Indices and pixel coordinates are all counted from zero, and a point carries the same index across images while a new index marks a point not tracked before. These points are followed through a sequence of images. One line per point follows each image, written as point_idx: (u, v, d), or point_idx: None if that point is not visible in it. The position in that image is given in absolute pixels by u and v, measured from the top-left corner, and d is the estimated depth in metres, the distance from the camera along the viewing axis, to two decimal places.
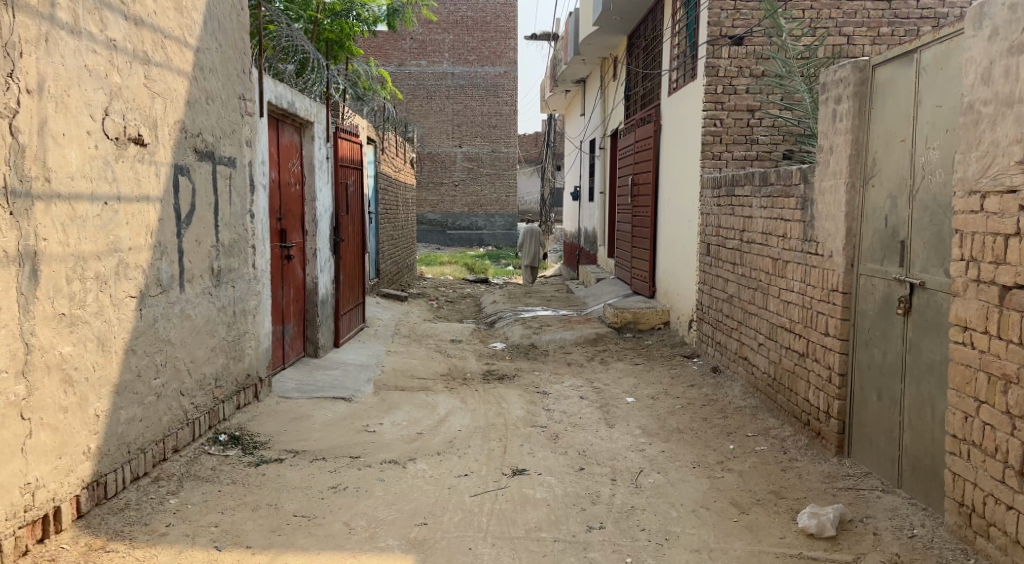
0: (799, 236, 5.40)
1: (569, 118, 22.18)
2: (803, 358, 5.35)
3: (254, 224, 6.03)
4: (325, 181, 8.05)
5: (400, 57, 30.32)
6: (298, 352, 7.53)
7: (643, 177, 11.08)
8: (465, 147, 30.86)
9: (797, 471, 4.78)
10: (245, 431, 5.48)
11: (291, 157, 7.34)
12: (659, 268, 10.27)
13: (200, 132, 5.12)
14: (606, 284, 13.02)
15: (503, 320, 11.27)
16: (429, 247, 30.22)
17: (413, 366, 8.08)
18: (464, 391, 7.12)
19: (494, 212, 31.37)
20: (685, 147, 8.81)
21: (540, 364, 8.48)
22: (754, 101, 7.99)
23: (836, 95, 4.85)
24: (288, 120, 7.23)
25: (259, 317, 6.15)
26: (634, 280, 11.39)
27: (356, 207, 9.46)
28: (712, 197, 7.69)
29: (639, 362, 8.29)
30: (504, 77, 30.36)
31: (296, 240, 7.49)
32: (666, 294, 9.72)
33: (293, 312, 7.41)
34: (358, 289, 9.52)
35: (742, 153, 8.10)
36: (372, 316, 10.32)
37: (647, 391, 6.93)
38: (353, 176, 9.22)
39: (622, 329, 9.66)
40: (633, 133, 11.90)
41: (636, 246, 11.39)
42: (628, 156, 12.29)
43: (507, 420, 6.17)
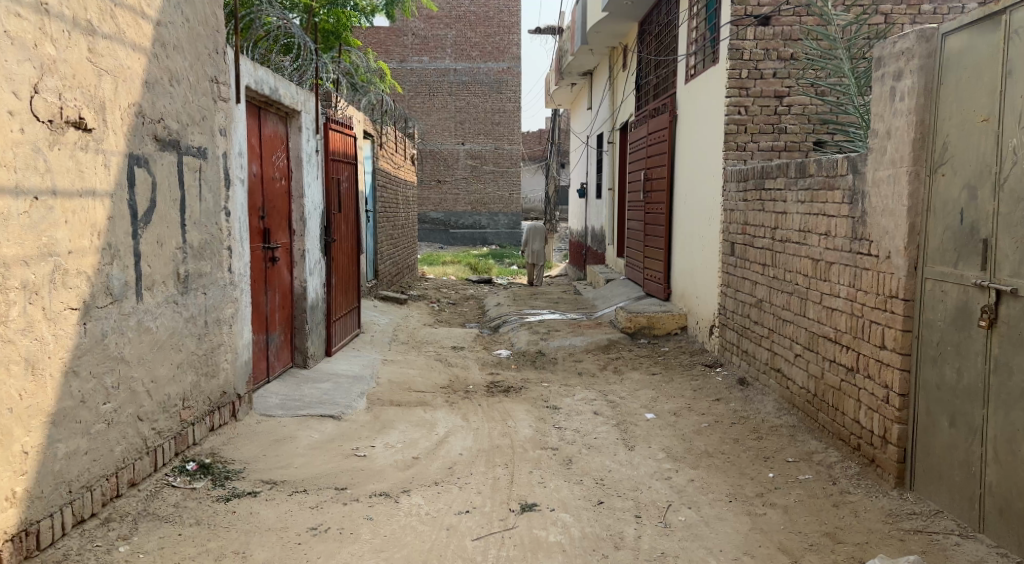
0: (847, 233, 4.76)
1: (575, 113, 21.52)
2: (852, 374, 4.71)
3: (232, 224, 5.40)
4: (316, 177, 7.43)
5: (401, 53, 29.72)
6: (284, 363, 6.90)
7: (656, 172, 10.45)
8: (468, 145, 30.20)
9: (852, 508, 4.13)
10: (218, 457, 4.83)
11: (276, 149, 6.71)
12: (674, 268, 9.64)
13: (161, 118, 4.48)
14: (616, 285, 12.35)
15: (507, 324, 10.61)
16: (431, 247, 29.53)
17: (411, 377, 7.42)
18: (467, 406, 6.46)
19: (498, 211, 30.68)
20: (706, 138, 8.20)
21: (548, 374, 7.82)
22: (782, 87, 7.46)
23: (894, 71, 4.21)
24: (273, 109, 6.61)
25: (237, 327, 5.51)
26: (647, 282, 10.75)
27: (350, 205, 8.83)
28: (737, 191, 7.09)
29: (656, 372, 7.62)
30: (508, 73, 29.70)
31: (282, 241, 6.86)
32: (684, 298, 9.07)
33: (279, 320, 6.78)
34: (352, 293, 8.88)
35: (769, 143, 7.55)
36: (369, 321, 9.67)
37: (668, 406, 6.27)
38: (346, 171, 8.59)
39: (636, 335, 8.98)
40: (645, 126, 11.29)
41: (649, 246, 10.75)
42: (639, 150, 11.66)
43: (514, 441, 5.52)
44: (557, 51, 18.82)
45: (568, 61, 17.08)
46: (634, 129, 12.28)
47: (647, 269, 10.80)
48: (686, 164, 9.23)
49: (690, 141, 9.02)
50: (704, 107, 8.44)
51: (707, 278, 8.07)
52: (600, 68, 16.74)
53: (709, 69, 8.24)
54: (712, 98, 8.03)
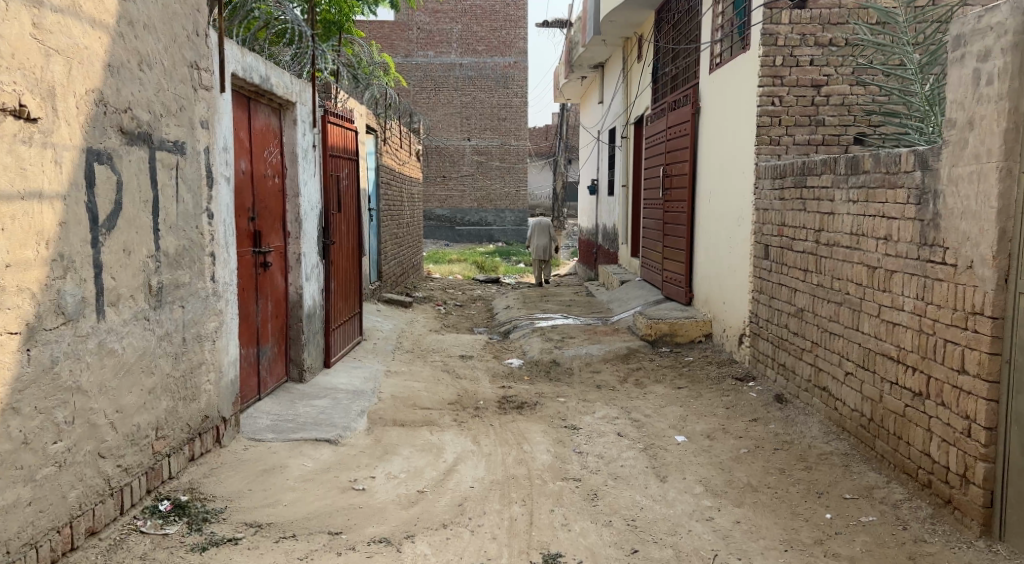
0: (915, 238, 4.16)
1: (585, 108, 20.89)
2: (919, 400, 4.12)
3: (215, 227, 4.83)
4: (314, 174, 6.85)
5: (407, 48, 29.15)
6: (278, 378, 6.33)
7: (677, 169, 9.86)
8: (474, 141, 29.61)
9: (930, 562, 3.54)
10: (197, 494, 4.26)
11: (268, 144, 6.13)
12: (697, 270, 9.07)
13: (129, 107, 3.91)
14: (632, 287, 11.75)
15: (518, 330, 10.05)
16: (437, 244, 28.97)
17: (416, 391, 6.84)
18: (477, 426, 5.88)
19: (504, 208, 30.09)
20: (736, 132, 7.61)
21: (565, 388, 7.24)
22: (820, 75, 6.94)
23: (979, 49, 3.62)
24: (264, 99, 6.03)
25: (221, 343, 4.94)
26: (666, 285, 10.17)
27: (351, 204, 8.25)
28: (773, 189, 6.52)
29: (682, 386, 7.04)
30: (515, 68, 29.09)
31: (276, 244, 6.28)
32: (710, 303, 8.49)
33: (272, 331, 6.21)
34: (354, 299, 8.30)
35: (806, 137, 7.02)
36: (372, 328, 9.10)
37: (700, 428, 5.70)
38: (347, 169, 8.01)
39: (657, 343, 8.43)
40: (663, 120, 10.70)
41: (669, 247, 10.17)
42: (657, 145, 11.09)
43: (530, 470, 4.95)
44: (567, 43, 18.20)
45: (579, 52, 16.49)
46: (651, 122, 11.70)
47: (666, 271, 10.22)
48: (712, 160, 8.63)
49: (718, 135, 8.42)
50: (731, 98, 7.88)
51: (738, 284, 7.49)
52: (612, 60, 16.14)
53: (738, 56, 7.64)
54: (743, 89, 7.43)
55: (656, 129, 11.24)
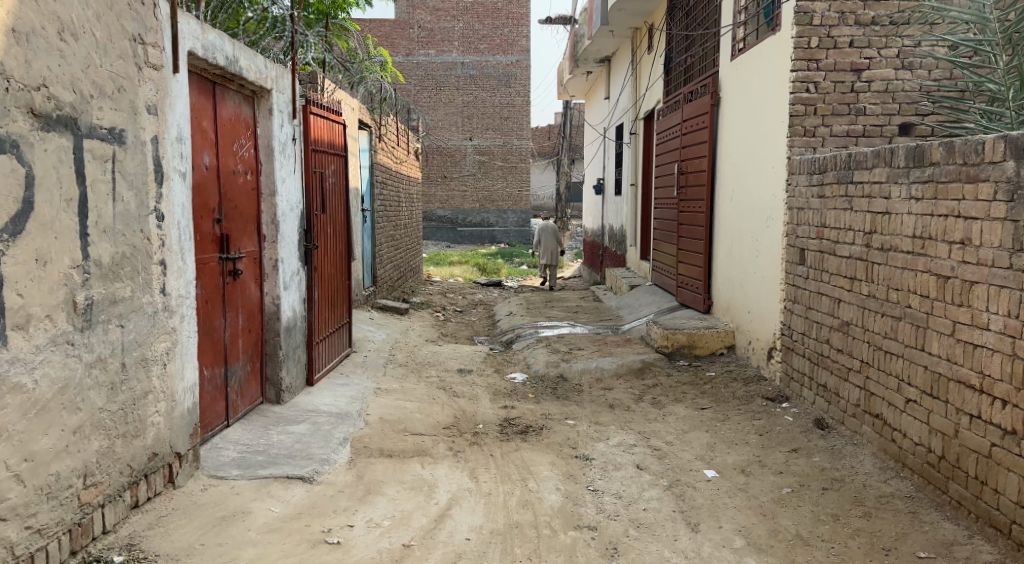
0: (1006, 242, 3.68)
1: (590, 106, 20.17)
2: (1010, 439, 3.63)
3: (166, 231, 4.09)
4: (294, 169, 6.13)
5: (408, 46, 28.40)
6: (252, 400, 5.60)
7: (694, 165, 9.14)
8: (476, 140, 28.88)
9: None
10: (135, 554, 3.56)
11: (239, 136, 5.40)
12: (717, 275, 8.38)
13: (43, 85, 3.20)
14: (643, 293, 11.01)
15: (521, 339, 9.32)
16: (438, 245, 28.23)
17: (406, 412, 6.09)
18: (475, 457, 5.13)
19: (506, 208, 29.37)
20: (767, 122, 6.88)
21: (574, 408, 6.50)
22: (861, 58, 6.36)
23: None
24: (236, 85, 5.32)
25: (175, 366, 4.19)
26: (680, 292, 9.44)
27: (339, 205, 7.53)
28: (814, 185, 5.86)
29: (705, 408, 6.30)
30: (517, 66, 28.36)
31: (249, 248, 5.56)
32: (733, 312, 7.75)
33: (244, 347, 5.47)
34: (342, 308, 7.57)
35: (844, 127, 6.43)
36: (363, 339, 8.36)
37: (731, 461, 4.98)
38: (334, 165, 7.29)
39: (674, 356, 7.75)
40: (678, 113, 10.02)
41: (684, 250, 9.46)
42: (671, 139, 10.39)
43: (537, 515, 4.22)
44: (572, 38, 17.51)
45: (585, 45, 15.79)
46: (665, 117, 11.05)
47: (680, 275, 9.51)
48: (735, 155, 7.90)
49: (742, 127, 7.69)
50: (758, 85, 7.20)
51: (769, 292, 6.76)
52: (620, 53, 15.48)
53: (769, 39, 6.91)
54: (776, 75, 6.70)
55: (669, 124, 10.56)
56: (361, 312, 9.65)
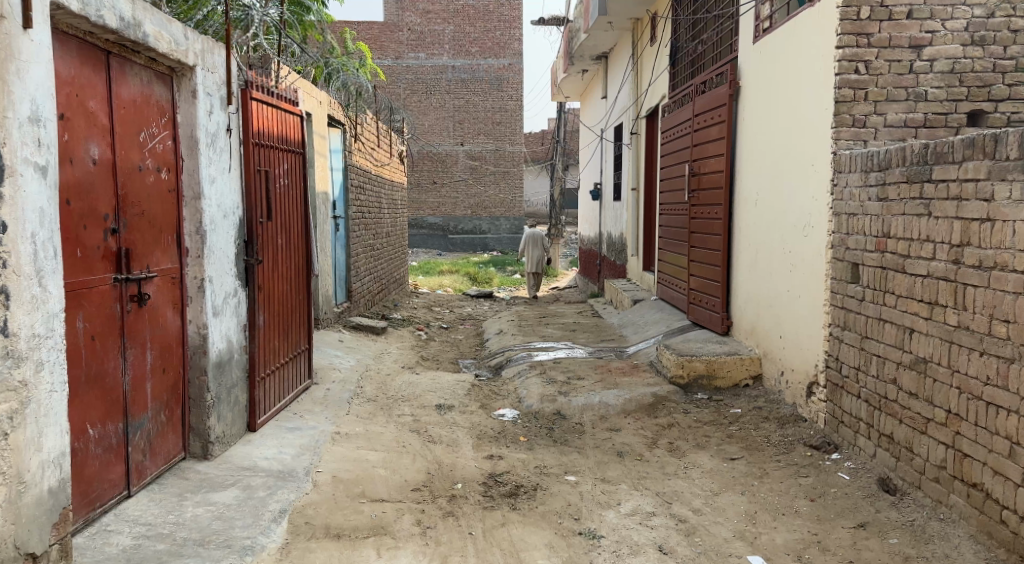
0: None
1: (586, 108, 19.11)
2: None
3: (8, 249, 2.95)
4: (230, 167, 4.99)
5: (397, 50, 27.31)
6: (167, 457, 4.42)
7: (707, 165, 8.04)
8: (467, 146, 27.75)
9: None
10: None
11: (148, 123, 4.25)
12: (739, 291, 7.26)
13: None
14: (649, 309, 9.83)
15: (512, 364, 8.17)
16: (429, 253, 26.98)
17: (368, 466, 4.93)
18: (448, 537, 3.97)
19: (499, 215, 28.20)
20: (804, 112, 5.77)
21: (575, 457, 5.33)
22: (921, 32, 5.25)
23: None
24: (142, 58, 4.17)
25: (24, 436, 3.02)
26: (692, 310, 8.31)
27: (296, 211, 6.38)
28: (874, 184, 4.76)
29: (737, 460, 5.15)
30: (510, 70, 27.35)
31: (165, 266, 4.40)
32: (761, 337, 6.63)
33: (154, 393, 4.28)
34: (300, 333, 6.42)
35: (901, 116, 5.32)
36: (327, 369, 7.17)
37: (783, 543, 3.86)
38: (288, 164, 6.15)
39: (691, 389, 6.63)
40: (688, 108, 8.90)
41: (695, 261, 8.33)
42: (680, 137, 9.32)
43: None
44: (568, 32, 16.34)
45: (581, 40, 14.70)
46: (672, 114, 9.97)
47: (692, 290, 8.38)
48: (759, 153, 6.79)
49: (769, 120, 6.58)
50: (790, 68, 6.10)
51: (811, 314, 5.64)
52: (619, 47, 14.38)
53: (804, 13, 5.80)
54: (816, 54, 5.60)
55: (678, 120, 9.45)
56: (328, 335, 8.47)
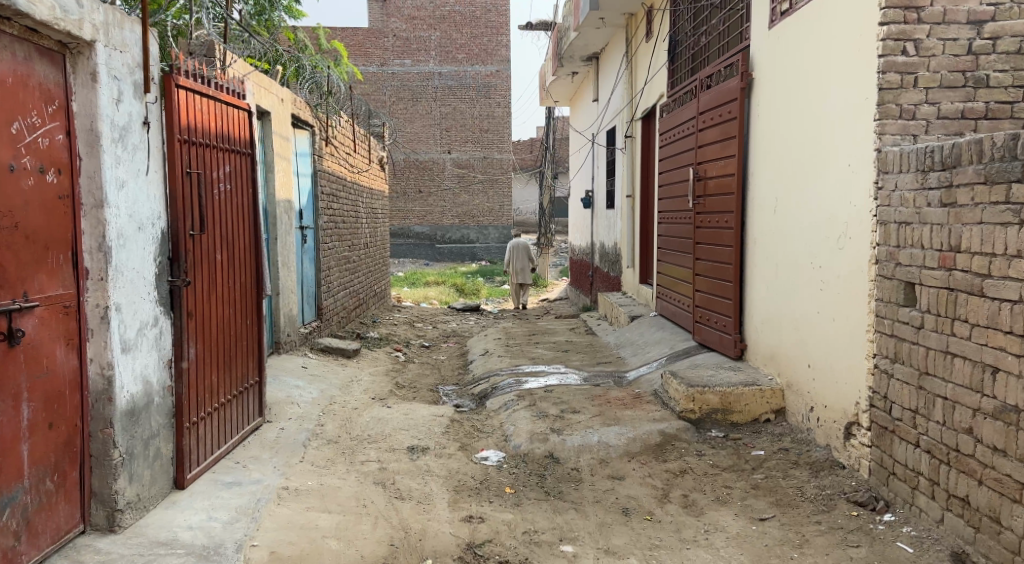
0: None
1: (576, 113, 18.28)
2: None
3: None
4: (146, 169, 4.10)
5: (382, 56, 26.47)
6: (54, 530, 3.56)
7: (713, 168, 7.16)
8: (455, 154, 26.86)
9: None
10: None
11: (26, 111, 3.40)
12: (755, 310, 6.39)
13: None
14: (648, 327, 8.91)
15: (498, 393, 7.25)
16: (416, 263, 25.96)
17: (318, 535, 4.04)
18: None
19: (487, 224, 27.23)
20: (835, 102, 4.92)
21: (572, 517, 4.44)
22: (981, 5, 4.40)
23: None
24: (15, 26, 3.35)
25: None
26: (698, 330, 7.42)
27: (241, 221, 5.47)
28: (935, 186, 3.91)
29: (767, 521, 4.28)
30: (497, 77, 26.52)
31: (50, 293, 3.52)
32: (785, 365, 5.73)
33: (32, 455, 3.44)
34: (246, 365, 5.50)
35: (958, 105, 4.46)
36: (283, 403, 6.23)
37: None
38: (230, 166, 5.25)
39: (704, 425, 5.74)
40: (690, 106, 8.04)
41: (702, 275, 7.44)
42: (681, 138, 8.46)
43: None
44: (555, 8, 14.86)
45: (570, 39, 13.88)
46: (672, 114, 9.13)
47: (697, 308, 7.48)
48: (777, 153, 5.94)
49: (788, 115, 5.73)
50: (816, 50, 5.22)
51: (850, 339, 4.75)
52: (611, 46, 13.55)
53: None
54: (850, 33, 4.74)
55: (679, 120, 8.59)
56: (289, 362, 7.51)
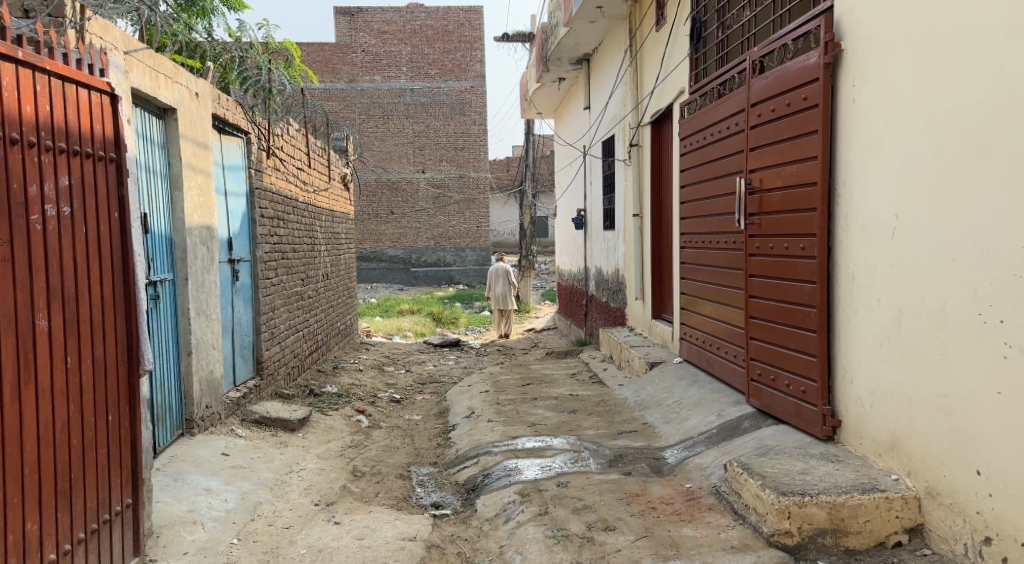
0: None
1: (563, 122, 16.49)
2: None
3: None
4: None
5: (350, 73, 24.61)
6: None
7: (769, 179, 5.35)
8: (429, 173, 24.95)
9: None
10: None
11: None
12: (850, 378, 4.56)
13: None
14: (676, 381, 6.97)
15: (490, 485, 5.33)
16: (390, 289, 23.92)
17: None
18: None
19: (464, 245, 25.17)
20: None
21: None
22: None
23: None
24: None
25: None
26: (758, 393, 5.52)
27: (93, 264, 3.67)
28: None
29: None
30: (472, 93, 24.77)
31: None
32: (924, 461, 3.85)
33: None
34: (105, 485, 3.68)
35: None
36: (179, 526, 4.33)
37: None
38: (66, 176, 3.52)
39: (806, 553, 3.86)
40: (729, 98, 6.26)
41: (755, 320, 5.61)
42: (714, 140, 6.67)
43: None
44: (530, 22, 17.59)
45: (560, 36, 12.11)
46: (697, 112, 7.36)
47: (751, 364, 5.64)
48: (885, 159, 4.25)
49: (907, 104, 4.10)
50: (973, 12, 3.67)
51: None
52: (607, 43, 11.80)
53: None
54: None
55: (713, 119, 6.74)
56: (200, 451, 5.49)
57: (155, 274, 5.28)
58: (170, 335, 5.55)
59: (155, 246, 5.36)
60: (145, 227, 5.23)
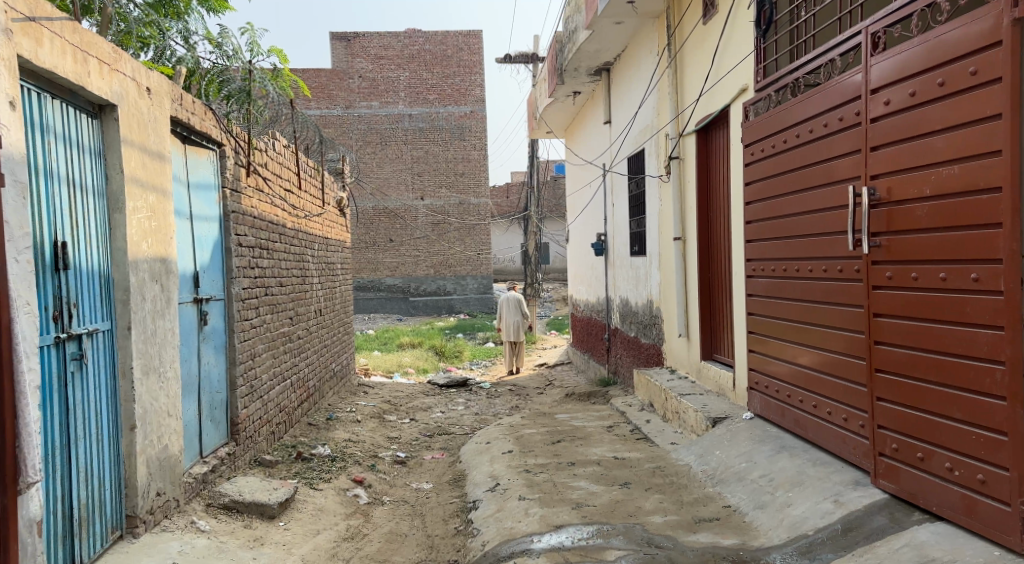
0: None
1: (577, 140, 15.18)
2: None
3: None
4: None
5: (347, 99, 23.38)
6: None
7: (904, 187, 3.98)
8: (428, 200, 23.61)
9: None
10: None
11: None
12: None
13: None
14: (756, 446, 5.56)
15: None
16: (387, 319, 22.46)
17: None
18: None
19: (465, 274, 23.71)
20: None
21: None
22: None
23: None
24: None
25: None
26: (893, 475, 4.10)
27: None
28: None
29: None
30: (472, 118, 23.52)
31: None
32: None
33: None
34: None
35: None
36: None
37: None
38: None
39: None
40: (830, 86, 4.87)
41: (883, 373, 4.17)
42: (800, 142, 5.27)
43: None
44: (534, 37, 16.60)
45: (581, 42, 10.77)
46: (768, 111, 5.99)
47: (879, 432, 4.20)
48: None
49: None
50: None
51: None
52: (636, 45, 10.43)
53: None
54: None
55: (796, 118, 5.37)
56: None
57: (76, 325, 3.92)
58: (103, 407, 4.15)
59: (78, 288, 3.97)
60: (59, 261, 3.84)
